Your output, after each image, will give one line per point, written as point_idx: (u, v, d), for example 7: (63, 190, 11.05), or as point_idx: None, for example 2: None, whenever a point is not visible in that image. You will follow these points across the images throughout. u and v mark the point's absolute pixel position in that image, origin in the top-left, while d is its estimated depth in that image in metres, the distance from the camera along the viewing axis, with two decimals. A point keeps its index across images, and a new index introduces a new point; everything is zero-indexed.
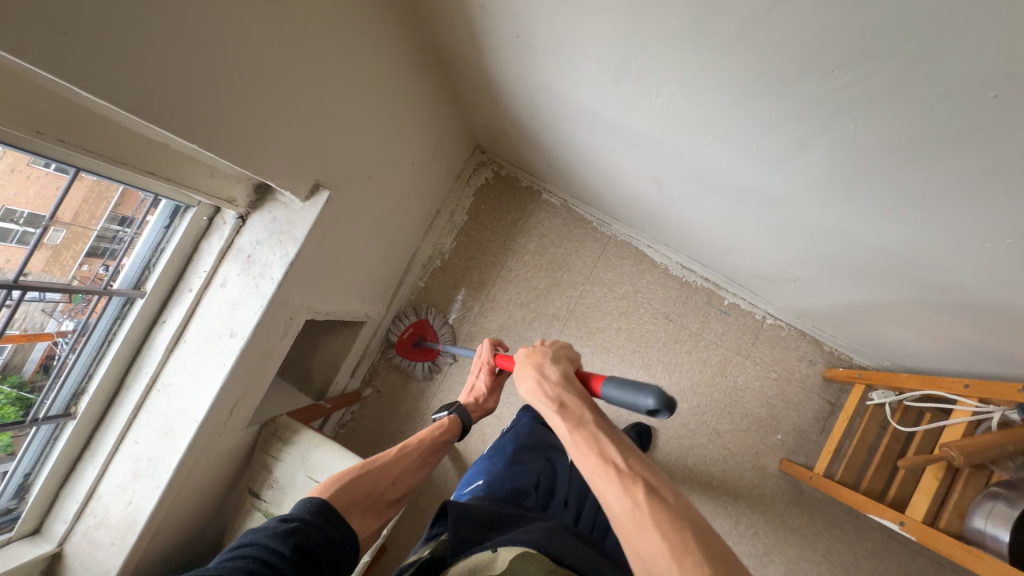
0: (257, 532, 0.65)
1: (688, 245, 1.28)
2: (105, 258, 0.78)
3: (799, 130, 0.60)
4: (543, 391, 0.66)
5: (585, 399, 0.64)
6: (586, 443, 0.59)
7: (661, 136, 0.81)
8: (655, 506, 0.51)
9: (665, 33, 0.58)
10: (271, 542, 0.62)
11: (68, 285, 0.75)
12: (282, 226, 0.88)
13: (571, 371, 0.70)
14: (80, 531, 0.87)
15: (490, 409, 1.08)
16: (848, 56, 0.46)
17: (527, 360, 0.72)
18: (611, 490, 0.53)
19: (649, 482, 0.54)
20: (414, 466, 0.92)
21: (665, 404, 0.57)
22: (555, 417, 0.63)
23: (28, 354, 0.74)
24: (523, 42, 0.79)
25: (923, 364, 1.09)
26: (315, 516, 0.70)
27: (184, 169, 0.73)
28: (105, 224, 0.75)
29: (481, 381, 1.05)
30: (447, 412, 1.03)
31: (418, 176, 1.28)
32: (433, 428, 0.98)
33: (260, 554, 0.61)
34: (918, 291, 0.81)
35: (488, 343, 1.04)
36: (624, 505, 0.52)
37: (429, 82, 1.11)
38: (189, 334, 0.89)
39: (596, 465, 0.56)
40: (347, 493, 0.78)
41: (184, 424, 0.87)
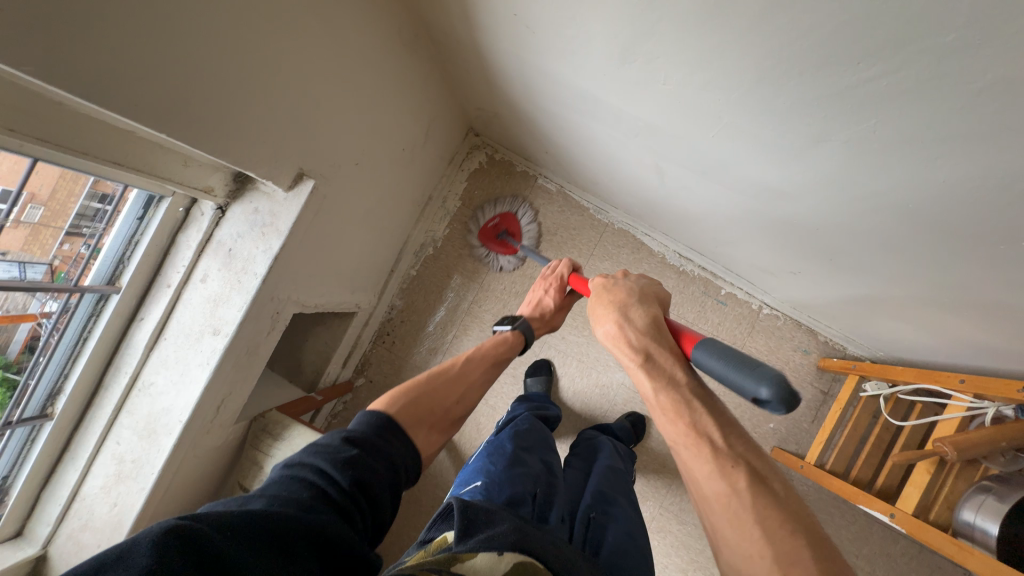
0: (318, 451, 0.58)
1: (688, 234, 1.25)
2: (85, 236, 0.74)
3: (814, 124, 0.57)
4: (627, 343, 0.65)
5: (677, 359, 0.62)
6: (676, 411, 0.58)
7: (666, 126, 0.77)
8: (754, 491, 0.51)
9: (678, 16, 0.53)
10: (332, 470, 0.55)
11: (51, 263, 0.71)
12: (265, 218, 0.83)
13: (662, 321, 0.66)
14: (65, 533, 0.85)
15: (552, 327, 1.04)
16: (874, 52, 0.43)
17: (610, 309, 0.69)
18: (702, 467, 0.54)
19: (749, 464, 0.53)
20: (478, 380, 0.87)
21: (784, 400, 0.49)
22: (640, 374, 0.62)
23: (12, 335, 0.70)
24: (521, 21, 0.74)
25: (917, 356, 1.09)
26: (376, 442, 0.63)
27: (154, 158, 0.68)
28: (84, 201, 0.70)
29: (549, 296, 1.00)
30: (510, 326, 0.96)
31: (410, 161, 1.22)
32: (497, 342, 0.91)
33: (317, 481, 0.54)
34: (922, 287, 0.80)
35: (567, 261, 1.01)
36: (720, 486, 0.53)
37: (419, 62, 1.05)
38: (170, 332, 0.85)
39: (687, 437, 0.56)
40: (410, 410, 0.73)
41: (168, 425, 0.84)
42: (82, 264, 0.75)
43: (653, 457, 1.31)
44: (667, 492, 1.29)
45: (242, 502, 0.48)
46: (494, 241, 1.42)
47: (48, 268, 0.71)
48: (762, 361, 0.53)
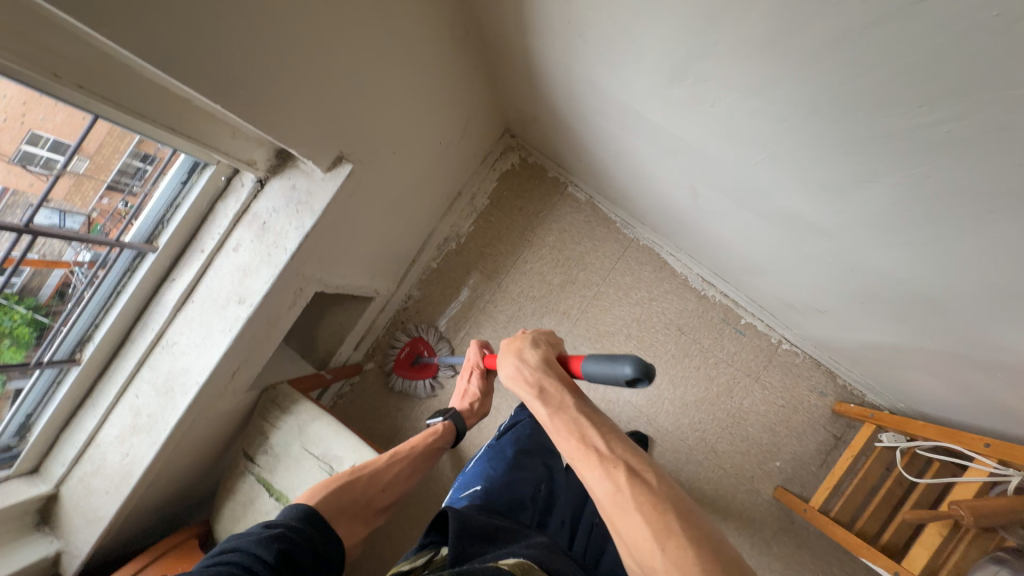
0: (239, 538, 0.65)
1: (713, 259, 1.24)
2: (126, 193, 0.76)
3: (864, 163, 0.55)
4: (522, 380, 0.64)
5: (566, 387, 0.62)
6: (568, 430, 0.57)
7: (707, 148, 0.76)
8: (635, 486, 0.50)
9: (735, 40, 0.52)
10: (255, 548, 0.62)
11: (89, 215, 0.73)
12: (301, 195, 0.85)
13: (552, 355, 0.67)
14: (77, 476, 0.89)
15: (484, 414, 1.09)
16: (932, 95, 0.42)
17: (507, 349, 0.69)
18: (593, 474, 0.53)
19: (630, 463, 0.53)
20: (404, 472, 0.93)
21: (643, 370, 0.55)
22: (536, 405, 0.61)
23: (44, 279, 0.73)
24: (573, 29, 0.74)
25: (941, 414, 1.05)
26: (299, 524, 0.70)
27: (208, 127, 0.70)
28: (127, 158, 0.71)
29: (472, 384, 1.07)
30: (442, 417, 1.03)
31: (444, 155, 1.23)
32: (426, 435, 0.98)
33: (243, 561, 0.60)
34: (957, 343, 0.76)
35: (473, 344, 1.03)
36: (607, 488, 0.51)
37: (466, 60, 1.06)
38: (197, 296, 0.88)
39: (578, 450, 0.55)
40: (332, 504, 0.80)
41: (185, 384, 0.86)
42: (117, 219, 0.76)
43: None
44: None
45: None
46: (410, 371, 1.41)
47: (86, 219, 0.73)
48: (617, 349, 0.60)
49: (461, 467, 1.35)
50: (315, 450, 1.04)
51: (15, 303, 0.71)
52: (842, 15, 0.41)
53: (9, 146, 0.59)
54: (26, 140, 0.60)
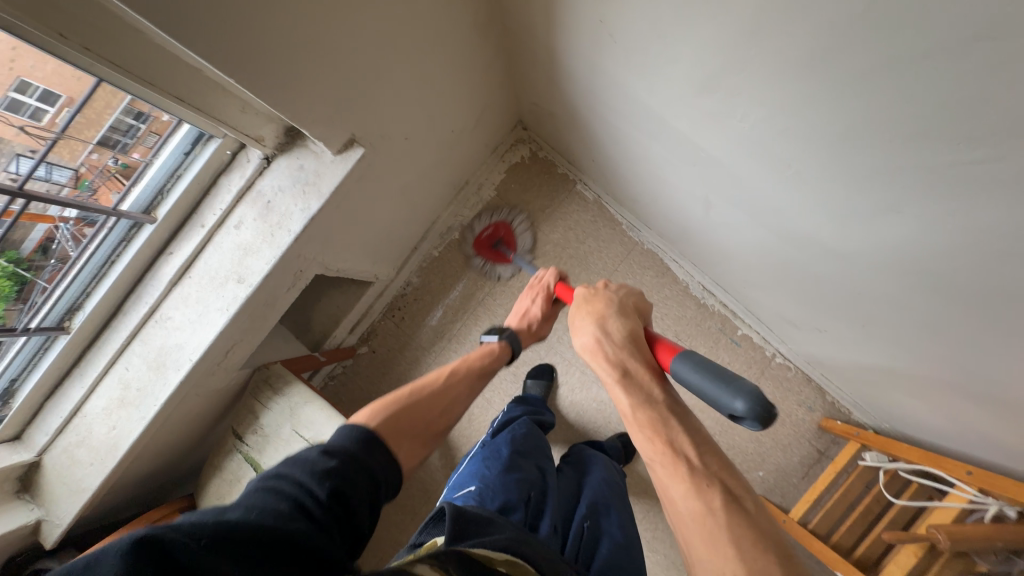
0: (294, 463, 0.52)
1: (717, 269, 1.24)
2: (116, 149, 0.72)
3: (886, 192, 0.55)
4: (604, 356, 0.64)
5: (654, 376, 0.61)
6: (653, 428, 0.57)
7: (728, 161, 0.76)
8: (727, 509, 0.50)
9: (774, 56, 0.51)
10: (308, 481, 0.49)
11: (77, 168, 0.70)
12: (308, 175, 0.83)
13: (640, 335, 0.67)
14: (60, 447, 0.87)
15: (541, 336, 1.05)
16: (960, 134, 0.41)
17: (590, 319, 0.69)
18: (679, 485, 0.53)
19: (724, 483, 0.53)
20: (463, 393, 0.86)
21: (758, 415, 0.51)
22: (617, 389, 0.61)
23: (27, 232, 0.70)
24: (604, 27, 0.72)
25: (924, 438, 1.07)
26: (360, 451, 0.57)
27: (216, 102, 0.67)
28: (119, 115, 0.68)
29: (537, 305, 1.01)
30: (497, 336, 0.98)
31: (456, 143, 1.21)
32: (482, 355, 0.93)
33: (294, 495, 0.48)
34: (951, 375, 0.77)
35: (553, 269, 1.02)
36: (694, 504, 0.51)
37: (486, 46, 1.03)
38: (194, 272, 0.85)
39: (665, 455, 0.55)
40: (395, 421, 0.71)
41: (178, 360, 0.84)
42: (107, 176, 0.74)
43: (637, 481, 1.30)
44: (643, 518, 1.27)
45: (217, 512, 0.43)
46: (487, 251, 1.36)
47: (73, 172, 0.71)
48: (737, 374, 0.55)
49: (450, 456, 1.35)
50: (305, 433, 1.02)
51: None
52: (885, 44, 0.40)
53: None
54: (14, 88, 0.57)
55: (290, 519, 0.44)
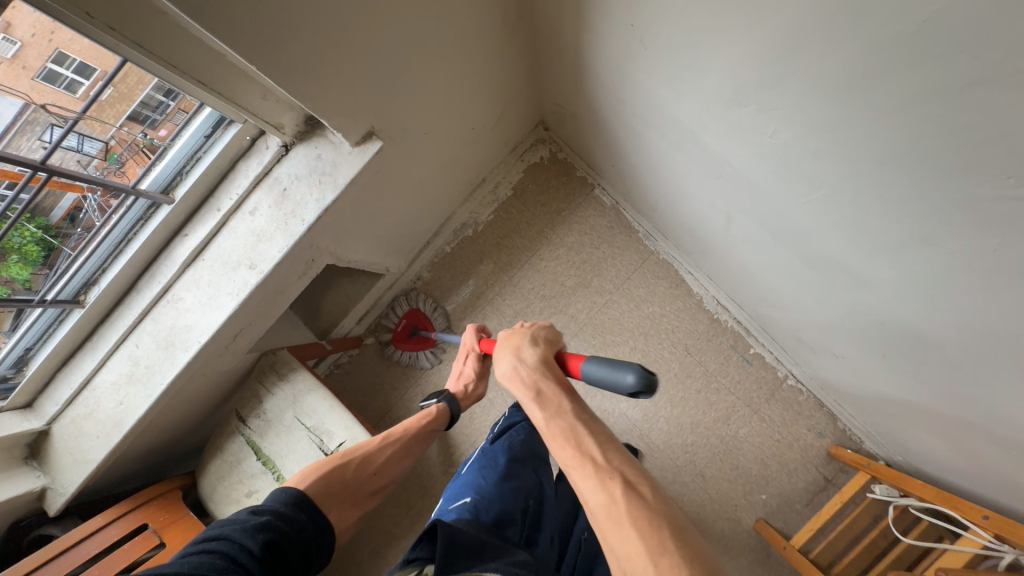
0: (226, 525, 0.64)
1: (734, 285, 1.21)
2: (145, 125, 0.73)
3: (922, 223, 0.52)
4: (516, 375, 0.62)
5: (564, 390, 0.59)
6: (563, 436, 0.55)
7: (754, 177, 0.73)
8: (630, 499, 0.49)
9: (813, 74, 0.49)
10: (241, 538, 0.61)
11: (108, 141, 0.71)
12: (325, 166, 0.82)
13: (551, 355, 0.65)
14: (69, 417, 0.88)
15: (479, 396, 1.09)
16: (1009, 170, 0.39)
17: (505, 345, 0.67)
18: (586, 483, 0.51)
19: (627, 475, 0.51)
20: (398, 455, 0.92)
21: (646, 384, 0.54)
22: (529, 404, 0.59)
23: (57, 200, 0.72)
24: (635, 32, 0.70)
25: (939, 475, 1.03)
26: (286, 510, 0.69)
27: (239, 88, 0.67)
28: (150, 90, 0.69)
29: (468, 366, 1.06)
30: (436, 399, 1.03)
31: (475, 140, 1.19)
32: (421, 416, 0.97)
33: (228, 551, 0.60)
34: (975, 416, 0.73)
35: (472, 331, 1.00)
36: (602, 499, 0.50)
37: (512, 45, 1.01)
38: (208, 255, 0.85)
39: (573, 457, 0.54)
40: (324, 484, 0.79)
41: (186, 341, 0.85)
42: (135, 151, 0.75)
43: None
44: None
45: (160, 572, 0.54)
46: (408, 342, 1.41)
47: (104, 145, 0.71)
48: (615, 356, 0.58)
49: (448, 453, 1.35)
50: (307, 422, 1.03)
51: (23, 219, 0.70)
52: (934, 69, 0.38)
53: (32, 62, 0.58)
54: (53, 59, 0.59)
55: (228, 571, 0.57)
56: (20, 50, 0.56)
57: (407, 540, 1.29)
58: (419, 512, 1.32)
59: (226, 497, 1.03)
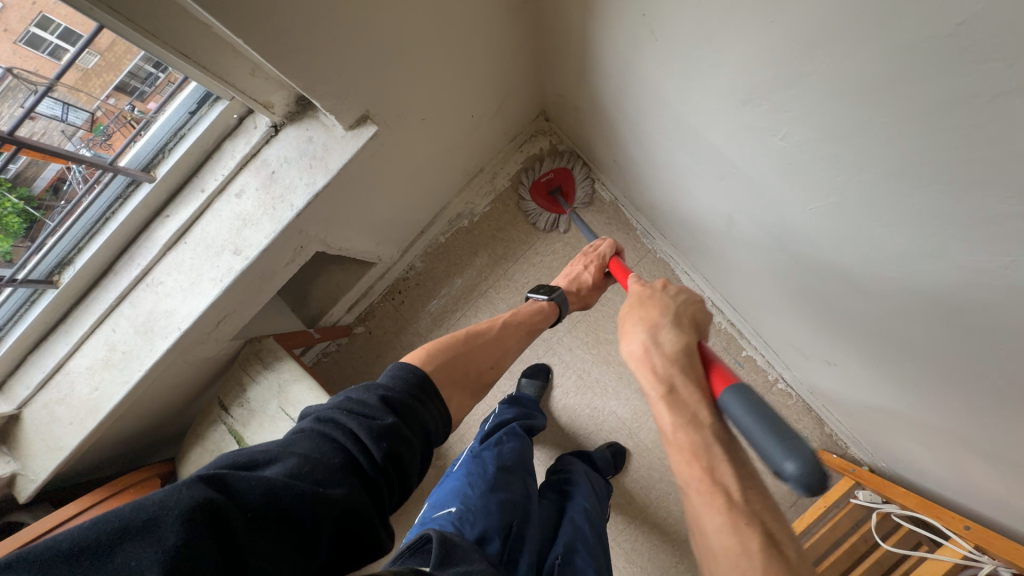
0: (352, 410, 0.55)
1: (729, 287, 1.20)
2: (134, 97, 0.69)
3: (931, 236, 0.50)
4: (649, 368, 0.61)
5: (705, 397, 0.57)
6: (692, 453, 0.53)
7: (759, 180, 0.71)
8: (766, 554, 0.47)
9: (834, 75, 0.46)
10: (362, 439, 0.52)
11: (93, 112, 0.68)
12: (316, 149, 0.79)
13: (694, 349, 0.62)
14: (41, 401, 0.85)
15: (585, 305, 1.05)
16: None
17: (640, 326, 0.66)
18: (715, 520, 0.50)
19: (763, 524, 0.49)
20: (512, 347, 0.88)
21: (808, 485, 0.46)
22: (660, 406, 0.57)
23: (40, 170, 0.68)
24: (647, 23, 0.67)
25: (921, 482, 1.04)
26: (411, 411, 0.59)
27: (225, 62, 0.63)
28: (138, 61, 0.65)
29: (588, 275, 1.02)
30: (546, 295, 0.97)
31: (475, 128, 1.16)
32: (532, 311, 0.94)
33: (349, 446, 0.52)
34: (966, 430, 0.73)
35: (609, 242, 1.04)
36: (730, 542, 0.48)
37: (516, 30, 0.98)
38: (190, 237, 0.81)
39: (702, 485, 0.52)
40: (447, 370, 0.73)
41: (166, 327, 0.82)
42: (122, 123, 0.71)
43: (622, 493, 1.28)
44: (623, 529, 1.26)
45: (271, 460, 0.47)
46: (543, 198, 1.38)
47: (89, 116, 0.68)
48: (796, 431, 0.50)
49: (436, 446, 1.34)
50: (292, 413, 1.01)
51: (5, 190, 0.66)
52: (967, 76, 0.36)
53: (15, 24, 0.55)
54: (36, 23, 0.56)
55: (344, 476, 0.49)
56: (1, 10, 0.53)
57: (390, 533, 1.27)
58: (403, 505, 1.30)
59: None
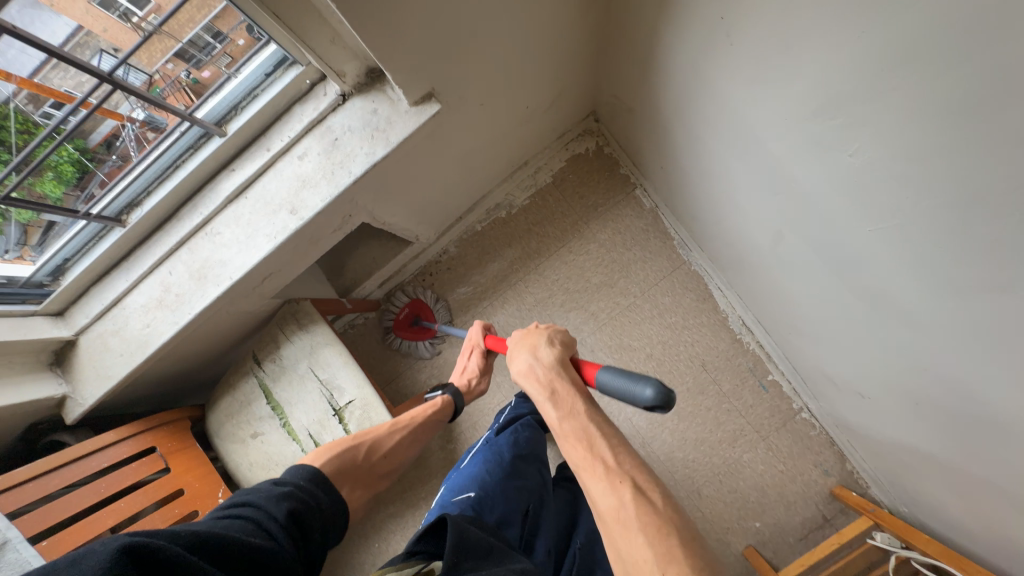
0: (249, 493, 0.62)
1: (765, 308, 1.18)
2: (190, 64, 0.75)
3: (999, 268, 0.49)
4: (534, 377, 0.67)
5: (577, 392, 0.63)
6: (574, 437, 0.59)
7: (819, 196, 0.70)
8: (638, 504, 0.52)
9: (920, 92, 0.46)
10: (267, 505, 0.59)
11: (151, 75, 0.72)
12: (379, 121, 0.82)
13: (565, 357, 0.69)
14: (96, 331, 0.90)
15: (482, 392, 1.10)
16: None
17: (522, 342, 0.72)
18: (597, 484, 0.55)
19: (637, 481, 0.54)
20: (405, 442, 0.94)
21: (663, 400, 0.55)
22: (545, 406, 0.63)
23: (96, 125, 0.74)
24: (724, 27, 0.67)
25: (945, 532, 0.99)
26: (309, 485, 0.68)
27: (310, 26, 0.66)
28: (198, 30, 0.71)
29: (472, 363, 1.07)
30: (442, 391, 1.05)
31: (527, 120, 1.17)
32: (426, 407, 0.99)
33: (256, 515, 0.58)
34: (1003, 479, 0.70)
35: (477, 324, 1.04)
36: (610, 503, 0.53)
37: (583, 26, 0.99)
38: (251, 193, 0.85)
39: (584, 460, 0.57)
40: (338, 465, 0.81)
41: (218, 276, 0.86)
42: (177, 88, 0.76)
43: None
44: None
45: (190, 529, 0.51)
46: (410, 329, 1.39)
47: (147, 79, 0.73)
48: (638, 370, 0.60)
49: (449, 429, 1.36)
50: (321, 375, 1.04)
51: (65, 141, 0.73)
52: None
53: None
54: None
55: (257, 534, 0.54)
56: None
57: (395, 507, 1.30)
58: (410, 482, 1.32)
59: (231, 434, 1.05)
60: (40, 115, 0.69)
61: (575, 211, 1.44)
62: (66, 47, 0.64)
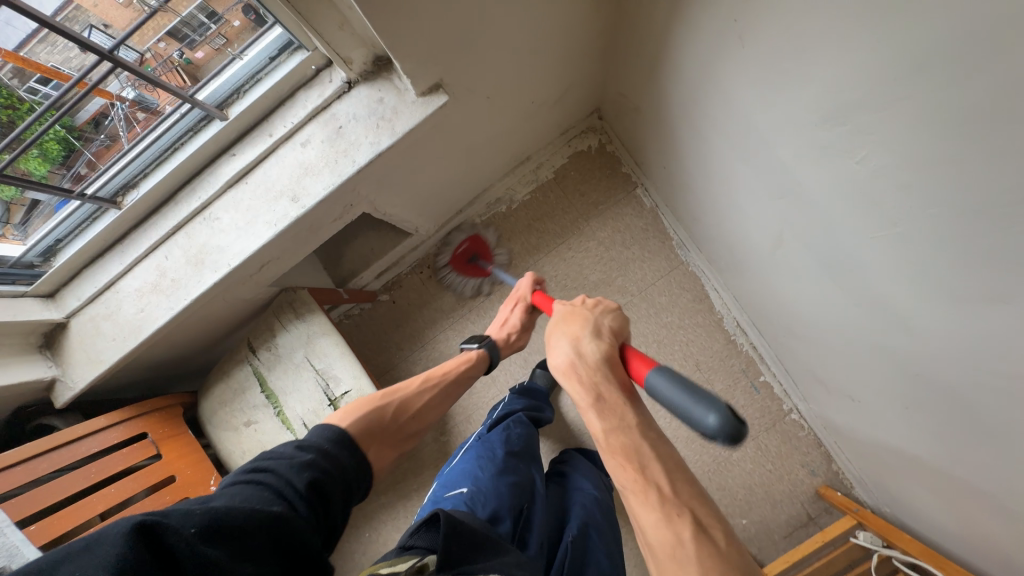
0: (270, 459, 0.62)
1: (760, 310, 1.19)
2: (184, 43, 0.73)
3: (997, 279, 0.50)
4: (579, 380, 0.66)
5: (627, 401, 0.63)
6: (624, 454, 0.58)
7: (821, 202, 0.71)
8: (698, 542, 0.51)
9: (929, 103, 0.46)
10: (289, 473, 0.58)
11: (143, 53, 0.71)
12: (385, 110, 0.81)
13: (614, 358, 0.69)
14: (88, 315, 0.88)
15: (519, 347, 1.10)
16: None
17: (567, 337, 0.72)
18: (650, 514, 0.54)
19: (694, 515, 0.54)
20: (434, 400, 0.94)
21: (729, 433, 0.52)
22: (591, 412, 0.63)
23: (83, 104, 0.71)
24: (736, 29, 0.67)
25: (925, 533, 1.02)
26: (331, 452, 0.67)
27: (318, 9, 0.66)
28: (193, 10, 0.70)
29: (514, 316, 1.07)
30: (476, 343, 1.04)
31: (532, 115, 1.17)
32: (458, 362, 0.99)
33: (276, 484, 0.57)
34: (987, 483, 0.72)
35: (528, 277, 1.08)
36: (664, 535, 0.52)
37: (592, 22, 0.98)
38: (252, 179, 0.84)
39: (635, 483, 0.56)
40: (365, 424, 0.80)
41: (216, 261, 0.84)
42: (168, 68, 0.73)
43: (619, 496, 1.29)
44: None
45: (205, 501, 0.50)
46: (465, 268, 1.38)
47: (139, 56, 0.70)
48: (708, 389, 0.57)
49: (443, 421, 1.36)
50: (318, 364, 1.04)
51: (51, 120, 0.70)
52: None
53: None
54: None
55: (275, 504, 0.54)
56: None
57: (387, 498, 1.30)
58: (403, 474, 1.32)
59: (225, 422, 1.04)
60: (26, 91, 0.67)
61: (575, 207, 1.44)
62: (59, 16, 0.63)
